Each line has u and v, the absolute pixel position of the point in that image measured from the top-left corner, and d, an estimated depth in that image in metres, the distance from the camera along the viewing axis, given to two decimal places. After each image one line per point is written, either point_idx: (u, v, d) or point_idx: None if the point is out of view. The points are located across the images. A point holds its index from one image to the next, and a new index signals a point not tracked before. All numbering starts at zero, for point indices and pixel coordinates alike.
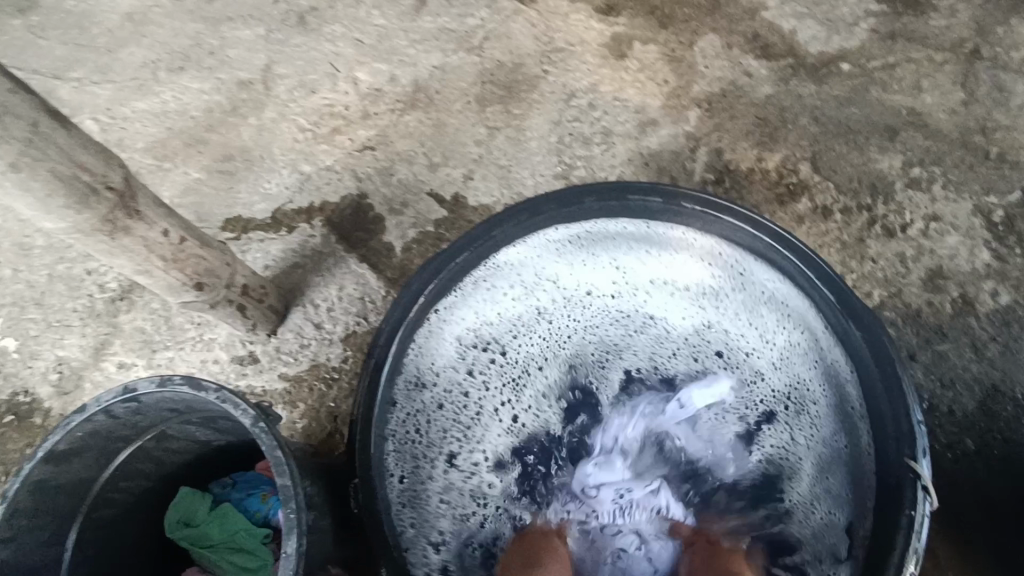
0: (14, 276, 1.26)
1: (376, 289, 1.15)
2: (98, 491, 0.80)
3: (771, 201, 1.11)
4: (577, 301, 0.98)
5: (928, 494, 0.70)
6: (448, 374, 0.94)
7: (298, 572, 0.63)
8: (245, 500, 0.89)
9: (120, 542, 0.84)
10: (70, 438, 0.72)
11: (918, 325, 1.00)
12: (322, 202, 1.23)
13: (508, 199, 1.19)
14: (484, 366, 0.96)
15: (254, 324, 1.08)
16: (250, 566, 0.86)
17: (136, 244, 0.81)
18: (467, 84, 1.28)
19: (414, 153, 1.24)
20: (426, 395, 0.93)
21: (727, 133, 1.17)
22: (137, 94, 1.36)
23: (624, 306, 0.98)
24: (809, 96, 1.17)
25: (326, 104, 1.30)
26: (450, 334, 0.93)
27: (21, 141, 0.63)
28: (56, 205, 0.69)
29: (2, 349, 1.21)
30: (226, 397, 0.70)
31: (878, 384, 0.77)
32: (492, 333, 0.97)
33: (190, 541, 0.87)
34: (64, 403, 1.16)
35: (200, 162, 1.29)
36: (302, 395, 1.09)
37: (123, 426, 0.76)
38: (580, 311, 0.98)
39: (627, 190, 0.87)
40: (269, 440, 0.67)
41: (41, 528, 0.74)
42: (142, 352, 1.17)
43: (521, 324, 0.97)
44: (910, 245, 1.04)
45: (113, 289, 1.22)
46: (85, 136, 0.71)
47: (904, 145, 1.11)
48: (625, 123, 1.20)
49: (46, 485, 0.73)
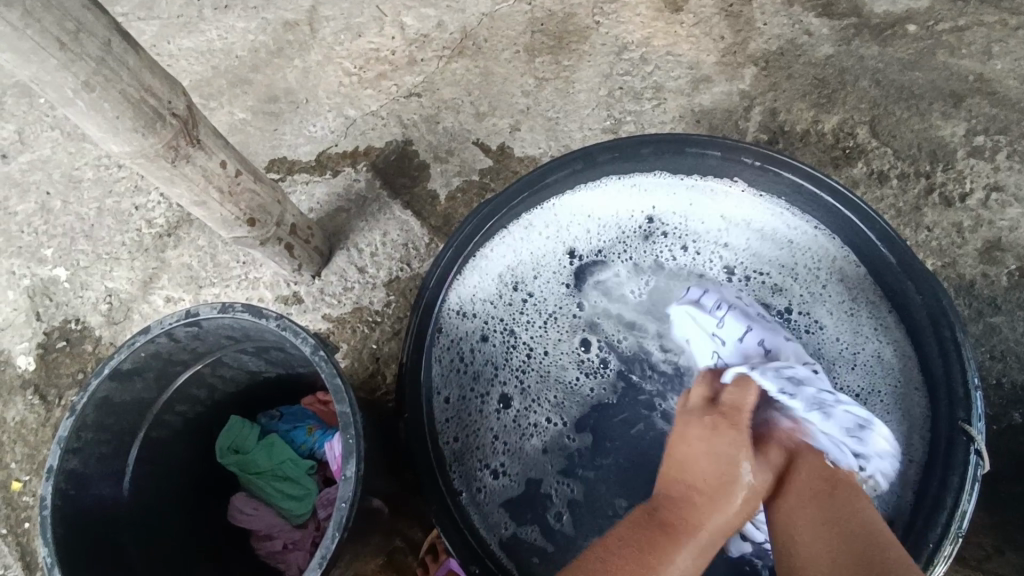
0: (65, 208, 1.29)
1: (419, 236, 1.15)
2: (156, 412, 0.82)
3: (825, 165, 1.08)
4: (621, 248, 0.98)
5: (981, 460, 0.70)
6: (490, 311, 0.95)
7: (355, 493, 0.65)
8: (292, 432, 0.92)
9: (174, 464, 0.87)
10: (134, 357, 0.74)
11: (970, 296, 0.99)
12: (367, 147, 1.23)
13: (555, 151, 1.18)
14: (527, 308, 0.97)
15: (300, 264, 1.09)
16: (295, 493, 0.89)
17: (196, 173, 0.82)
18: (516, 33, 1.25)
19: (460, 102, 1.23)
20: (474, 334, 0.93)
21: (783, 93, 1.13)
22: (183, 32, 1.35)
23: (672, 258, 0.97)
24: (871, 58, 1.13)
25: (372, 47, 1.29)
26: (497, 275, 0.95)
27: (95, 59, 0.64)
28: (125, 128, 0.70)
29: (53, 279, 1.24)
30: (286, 326, 0.72)
31: (932, 345, 0.77)
32: (538, 276, 0.97)
33: (239, 467, 0.91)
34: (113, 333, 1.19)
35: (245, 103, 1.29)
36: (345, 336, 1.11)
37: (183, 350, 0.78)
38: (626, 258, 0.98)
39: (682, 139, 0.88)
40: (328, 367, 0.69)
41: (105, 442, 0.76)
42: (189, 288, 1.19)
43: (569, 271, 0.98)
44: (968, 215, 1.03)
45: (160, 225, 1.24)
46: (152, 60, 0.72)
47: (969, 113, 1.08)
48: (678, 79, 1.17)
49: (110, 401, 0.75)
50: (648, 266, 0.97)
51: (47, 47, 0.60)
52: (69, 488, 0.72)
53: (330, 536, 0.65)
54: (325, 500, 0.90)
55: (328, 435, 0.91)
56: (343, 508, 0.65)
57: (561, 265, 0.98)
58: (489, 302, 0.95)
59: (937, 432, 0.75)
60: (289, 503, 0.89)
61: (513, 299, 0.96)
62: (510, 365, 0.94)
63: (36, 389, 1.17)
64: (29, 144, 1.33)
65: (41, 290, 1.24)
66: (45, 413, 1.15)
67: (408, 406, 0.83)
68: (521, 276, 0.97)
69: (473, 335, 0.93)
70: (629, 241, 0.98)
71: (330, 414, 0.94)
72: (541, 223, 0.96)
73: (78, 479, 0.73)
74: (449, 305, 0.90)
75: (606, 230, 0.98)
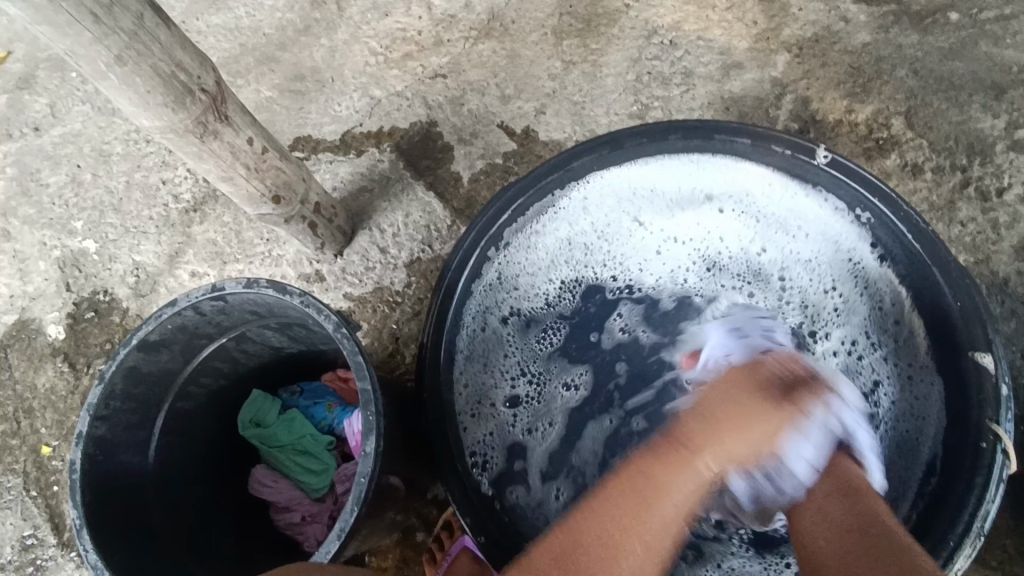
0: (95, 180, 1.31)
1: (441, 218, 1.15)
2: (181, 384, 0.84)
3: (857, 155, 1.06)
4: (673, 209, 0.98)
5: (1006, 460, 0.70)
6: (525, 271, 0.97)
7: (373, 470, 0.65)
8: (312, 408, 0.94)
9: (198, 434, 0.89)
10: (161, 329, 0.76)
11: (1004, 295, 0.97)
12: (392, 127, 1.22)
13: (579, 136, 1.17)
14: (567, 269, 1.00)
15: (323, 242, 1.10)
16: (315, 467, 0.91)
17: (224, 149, 0.83)
18: (545, 15, 1.23)
19: (485, 84, 1.22)
20: (499, 294, 0.95)
21: (816, 81, 1.11)
22: (213, 9, 1.36)
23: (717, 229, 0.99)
24: (909, 47, 1.10)
25: (400, 28, 1.28)
26: (524, 248, 0.95)
27: (128, 33, 0.65)
28: (154, 103, 0.71)
29: (83, 251, 1.27)
30: (310, 302, 0.73)
31: (963, 343, 0.76)
32: (581, 237, 0.99)
33: (260, 440, 0.93)
34: (140, 306, 1.22)
35: (272, 81, 1.30)
36: (366, 315, 1.12)
37: (208, 324, 0.80)
38: (677, 218, 0.99)
39: (710, 127, 0.87)
40: (350, 345, 0.69)
41: (132, 411, 0.78)
42: (213, 263, 1.21)
43: (612, 233, 1.00)
44: (1004, 211, 1.00)
45: (187, 201, 1.26)
46: (183, 35, 0.72)
47: (1010, 105, 1.05)
48: (707, 65, 1.15)
49: (138, 370, 0.77)
50: (688, 247, 1.01)
51: (81, 20, 0.60)
52: (98, 453, 0.74)
53: (349, 510, 0.66)
54: (343, 475, 0.91)
55: (346, 412, 0.92)
56: (361, 483, 0.66)
57: (611, 237, 1.00)
58: (531, 262, 0.97)
59: (961, 436, 0.76)
60: (310, 477, 0.91)
61: (555, 264, 0.99)
62: (541, 341, 0.98)
63: (65, 357, 1.20)
64: (61, 118, 1.35)
65: (71, 261, 1.27)
66: (73, 381, 1.18)
67: (427, 382, 0.85)
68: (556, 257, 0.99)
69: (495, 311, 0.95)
70: (683, 210, 0.99)
71: (350, 391, 0.95)
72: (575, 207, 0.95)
73: (105, 446, 0.75)
74: (472, 282, 0.90)
75: (654, 196, 0.97)
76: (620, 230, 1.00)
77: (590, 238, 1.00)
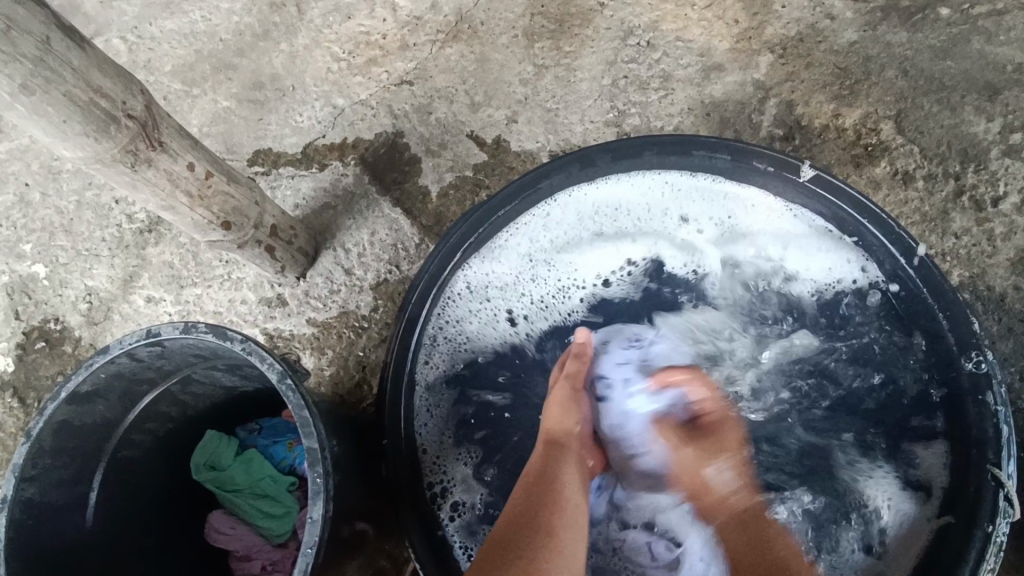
0: (44, 200, 1.21)
1: (408, 237, 1.09)
2: (123, 432, 0.79)
3: (845, 163, 1.01)
4: (642, 227, 0.93)
5: (1011, 506, 0.69)
6: (495, 295, 0.93)
7: (321, 539, 0.62)
8: (271, 447, 0.88)
9: (148, 482, 0.84)
10: (93, 379, 0.70)
11: (1001, 310, 0.94)
12: (356, 138, 1.15)
13: (553, 146, 1.10)
14: (530, 294, 0.94)
15: (283, 266, 1.03)
16: (274, 512, 0.85)
17: (160, 177, 0.76)
18: (515, 14, 1.15)
19: (454, 90, 1.15)
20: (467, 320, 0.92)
21: (802, 83, 1.05)
22: (166, 13, 1.25)
23: (690, 248, 0.92)
24: (898, 45, 1.04)
25: (362, 31, 1.19)
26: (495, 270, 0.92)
27: (32, 60, 0.58)
28: (74, 133, 0.64)
29: (32, 276, 1.18)
30: (252, 349, 0.68)
31: (965, 383, 0.75)
32: (541, 260, 0.94)
33: (216, 483, 0.87)
34: (93, 334, 1.14)
35: (229, 89, 1.21)
36: (331, 342, 1.06)
37: (147, 369, 0.74)
38: (644, 236, 0.93)
39: (691, 141, 0.83)
40: (296, 398, 0.66)
41: (66, 466, 0.73)
42: (170, 288, 1.14)
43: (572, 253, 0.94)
44: (1000, 221, 0.96)
45: (141, 220, 1.17)
46: (102, 58, 0.65)
47: (1005, 106, 1.00)
48: (687, 67, 1.09)
49: (70, 423, 0.71)
50: (658, 263, 0.93)
51: None
52: (26, 514, 0.69)
53: None
54: (305, 520, 0.86)
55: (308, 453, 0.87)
56: (308, 554, 0.63)
57: (574, 256, 0.94)
58: (494, 287, 0.93)
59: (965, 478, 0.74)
60: (269, 523, 0.85)
61: (517, 288, 0.94)
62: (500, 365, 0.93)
63: (14, 391, 1.14)
64: (8, 132, 1.23)
65: (20, 287, 1.18)
66: (24, 416, 1.12)
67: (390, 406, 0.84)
68: (535, 268, 0.94)
69: (467, 323, 0.93)
70: (650, 227, 0.93)
71: None
72: (553, 218, 0.92)
73: (35, 506, 0.70)
74: (443, 296, 0.88)
75: (623, 214, 0.93)
76: (581, 252, 0.94)
77: (549, 260, 0.94)
